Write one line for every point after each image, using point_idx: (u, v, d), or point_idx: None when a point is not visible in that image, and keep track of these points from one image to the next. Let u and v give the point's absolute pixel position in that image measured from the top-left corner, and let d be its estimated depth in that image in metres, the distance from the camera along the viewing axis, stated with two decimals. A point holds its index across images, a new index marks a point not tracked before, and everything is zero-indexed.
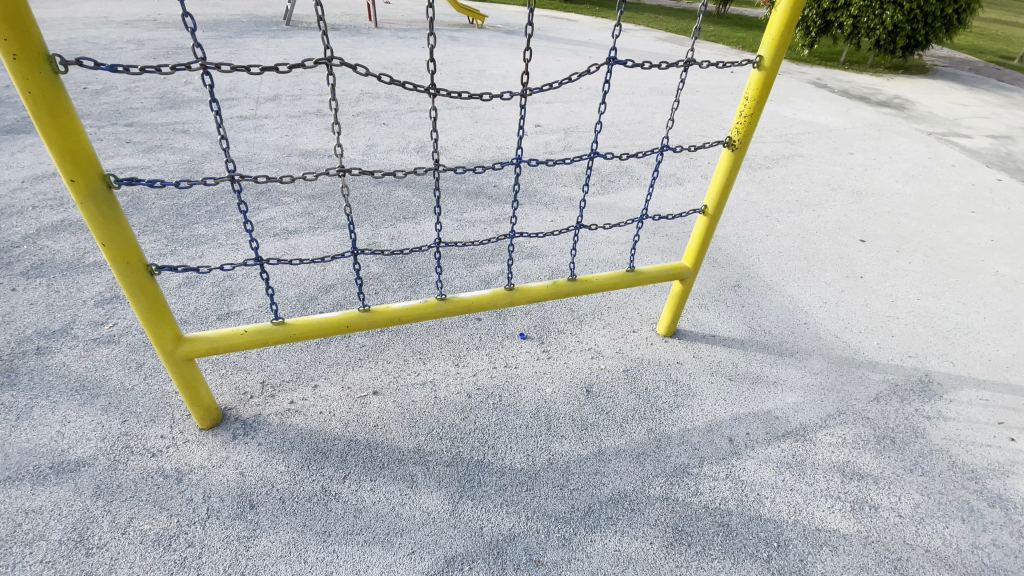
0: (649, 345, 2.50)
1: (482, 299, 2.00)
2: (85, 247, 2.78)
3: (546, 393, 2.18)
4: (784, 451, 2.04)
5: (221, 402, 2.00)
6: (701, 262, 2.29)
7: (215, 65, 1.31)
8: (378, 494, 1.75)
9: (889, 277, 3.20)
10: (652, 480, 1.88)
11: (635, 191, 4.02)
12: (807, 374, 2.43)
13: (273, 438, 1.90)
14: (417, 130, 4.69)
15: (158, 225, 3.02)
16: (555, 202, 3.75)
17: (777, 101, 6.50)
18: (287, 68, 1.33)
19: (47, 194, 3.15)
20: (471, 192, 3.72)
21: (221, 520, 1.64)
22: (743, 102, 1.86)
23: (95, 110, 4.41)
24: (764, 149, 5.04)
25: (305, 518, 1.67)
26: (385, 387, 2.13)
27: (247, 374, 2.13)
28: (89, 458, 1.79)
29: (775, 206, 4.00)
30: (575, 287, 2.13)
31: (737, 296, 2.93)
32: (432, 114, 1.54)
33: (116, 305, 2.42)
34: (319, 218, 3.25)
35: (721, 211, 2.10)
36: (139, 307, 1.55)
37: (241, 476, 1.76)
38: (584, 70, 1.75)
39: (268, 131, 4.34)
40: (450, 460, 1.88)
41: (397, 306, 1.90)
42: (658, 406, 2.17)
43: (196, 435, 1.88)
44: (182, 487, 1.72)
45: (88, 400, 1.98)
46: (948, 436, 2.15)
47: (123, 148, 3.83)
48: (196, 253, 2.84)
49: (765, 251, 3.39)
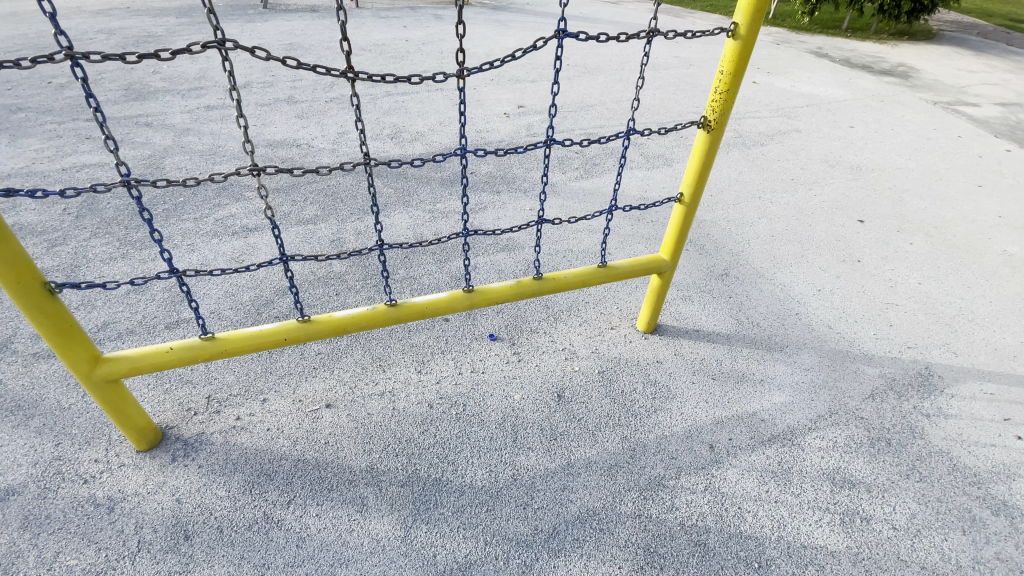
0: (628, 343, 2.34)
1: (436, 303, 1.84)
2: (31, 252, 2.61)
3: (514, 400, 2.03)
4: (769, 458, 1.89)
5: (162, 421, 1.86)
6: (679, 253, 2.11)
7: (85, 55, 1.13)
8: (324, 521, 1.61)
9: (888, 260, 3.01)
10: (624, 495, 1.74)
11: (620, 175, 3.82)
12: (797, 370, 2.27)
13: (215, 459, 1.76)
14: (392, 116, 4.49)
15: (112, 226, 2.85)
16: (535, 188, 3.56)
17: (774, 73, 6.21)
18: (166, 54, 1.12)
19: None
20: (445, 180, 3.53)
21: (152, 554, 1.51)
22: (718, 77, 1.64)
23: (56, 103, 4.21)
24: (759, 125, 4.80)
25: (244, 549, 1.53)
26: (339, 399, 1.99)
27: (192, 389, 1.99)
28: (18, 486, 1.64)
29: (769, 186, 3.79)
30: (540, 286, 1.96)
31: (724, 286, 2.76)
32: (353, 101, 1.33)
33: None
34: (284, 215, 3.08)
35: (698, 199, 1.92)
36: (41, 330, 1.39)
37: (177, 504, 1.63)
38: (532, 46, 1.53)
39: (236, 122, 4.15)
40: (405, 479, 1.74)
41: (340, 314, 1.75)
42: (634, 411, 2.02)
43: (133, 459, 1.74)
44: (114, 517, 1.58)
45: (22, 421, 1.83)
46: (949, 436, 1.99)
47: (81, 144, 3.64)
48: (149, 256, 2.68)
49: (756, 236, 3.20)
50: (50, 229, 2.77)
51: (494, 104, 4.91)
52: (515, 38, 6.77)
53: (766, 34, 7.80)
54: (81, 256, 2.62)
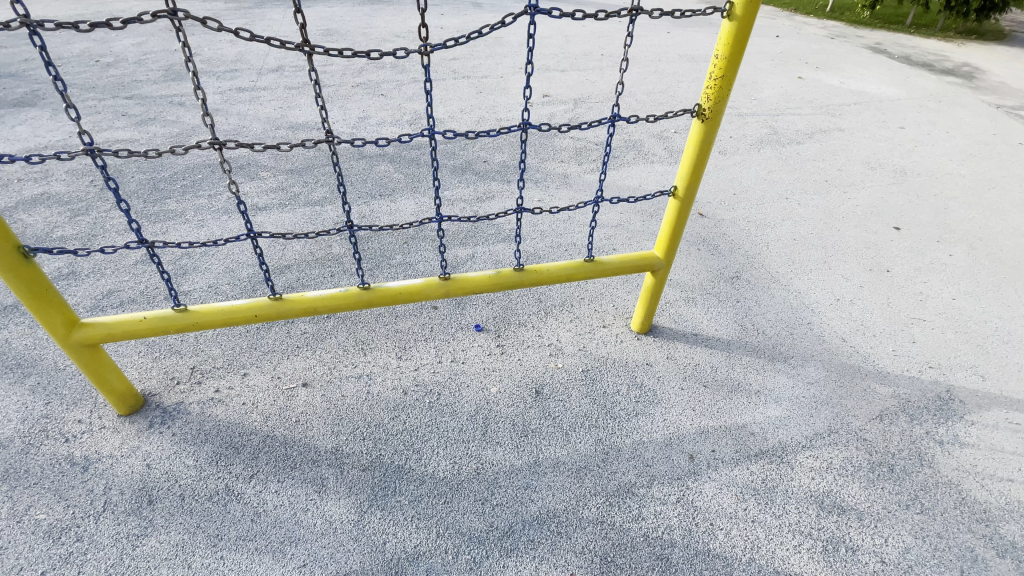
0: (618, 342, 2.25)
1: (411, 289, 1.81)
2: (55, 220, 2.75)
3: (490, 392, 1.98)
4: (752, 474, 1.77)
5: (145, 388, 1.92)
6: (673, 252, 2.00)
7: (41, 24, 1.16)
8: (282, 498, 1.62)
9: (921, 272, 2.76)
10: (588, 500, 1.66)
11: (639, 169, 3.67)
12: (800, 384, 2.11)
13: (189, 429, 1.80)
14: (414, 103, 4.49)
15: (132, 200, 2.98)
16: (547, 179, 3.48)
17: (823, 68, 5.84)
18: (117, 22, 1.13)
19: (33, 166, 3.17)
20: (457, 168, 3.50)
21: (115, 515, 1.56)
22: (713, 61, 1.53)
23: (101, 81, 4.43)
24: (798, 122, 4.52)
25: (201, 518, 1.56)
26: (316, 379, 2.00)
27: (179, 359, 2.04)
28: (5, 440, 1.73)
29: (800, 187, 3.55)
30: (521, 277, 1.90)
31: (733, 290, 2.60)
32: (312, 76, 1.31)
33: (70, 280, 2.38)
34: (293, 195, 3.14)
35: (693, 194, 1.80)
36: (19, 293, 1.44)
37: (146, 469, 1.67)
38: (499, 23, 1.47)
39: (263, 104, 4.25)
40: (368, 463, 1.73)
41: (313, 295, 1.75)
42: (613, 414, 1.94)
43: (113, 422, 1.80)
44: (87, 477, 1.64)
45: (19, 378, 1.93)
46: (962, 467, 1.80)
47: (118, 121, 3.82)
48: (160, 230, 2.78)
49: (776, 239, 3.01)
50: (76, 199, 2.91)
51: (519, 93, 4.83)
52: (550, 27, 6.64)
53: (820, 28, 7.35)
54: (100, 225, 2.75)
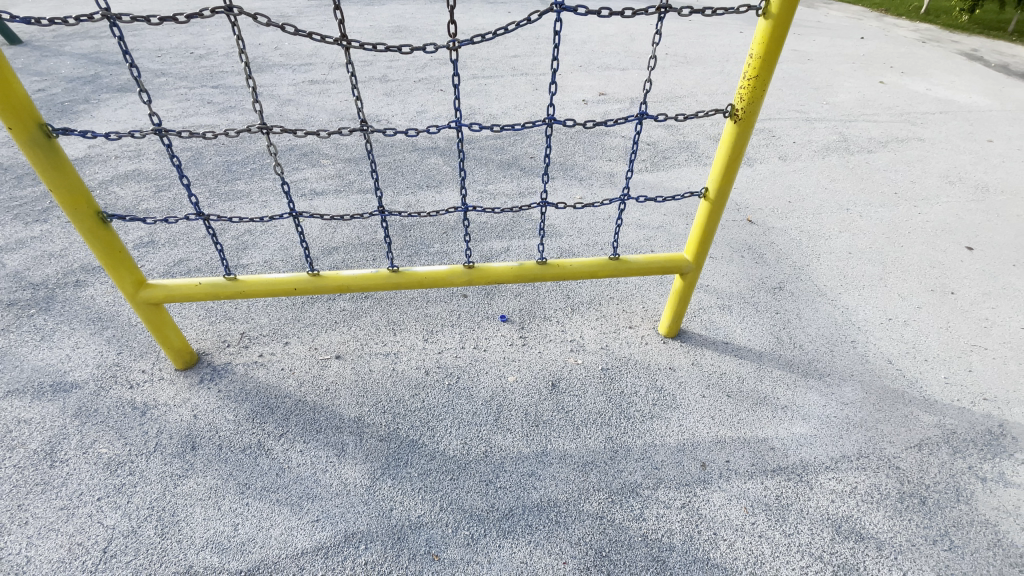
0: (643, 344, 2.23)
1: (437, 274, 1.89)
2: (142, 194, 3.09)
3: (507, 380, 2.03)
4: (766, 489, 1.71)
5: (200, 348, 2.14)
6: (703, 255, 1.96)
7: (120, 18, 1.33)
8: (305, 457, 1.76)
9: (993, 296, 2.52)
10: (590, 494, 1.68)
11: (690, 171, 3.58)
12: (832, 403, 2.00)
13: (232, 387, 1.99)
14: (471, 99, 4.60)
15: (207, 180, 3.29)
16: (592, 177, 3.48)
17: (910, 72, 5.39)
18: (181, 16, 1.30)
19: (129, 146, 3.57)
20: (503, 163, 3.57)
21: (163, 455, 1.75)
22: (748, 61, 1.51)
23: (194, 71, 4.87)
24: (872, 130, 4.21)
25: (233, 468, 1.73)
26: (348, 352, 2.14)
27: (231, 325, 2.25)
28: (82, 382, 1.99)
29: (864, 198, 3.33)
30: (544, 270, 1.93)
31: (773, 301, 2.50)
32: (347, 67, 1.41)
33: (148, 248, 2.67)
34: (348, 182, 3.33)
35: (725, 196, 1.77)
36: (97, 252, 1.66)
37: (193, 419, 1.87)
38: (527, 21, 1.51)
39: (331, 96, 4.52)
40: (385, 435, 1.83)
41: (346, 273, 1.87)
42: (627, 413, 1.94)
43: (171, 374, 2.03)
44: (143, 420, 1.86)
45: (99, 330, 2.21)
46: (1005, 508, 1.66)
47: (203, 108, 4.21)
48: (228, 207, 3.05)
49: (829, 251, 2.84)
50: (160, 176, 3.25)
51: (575, 91, 4.84)
52: (616, 26, 6.56)
53: (913, 30, 6.78)
54: (178, 201, 3.05)
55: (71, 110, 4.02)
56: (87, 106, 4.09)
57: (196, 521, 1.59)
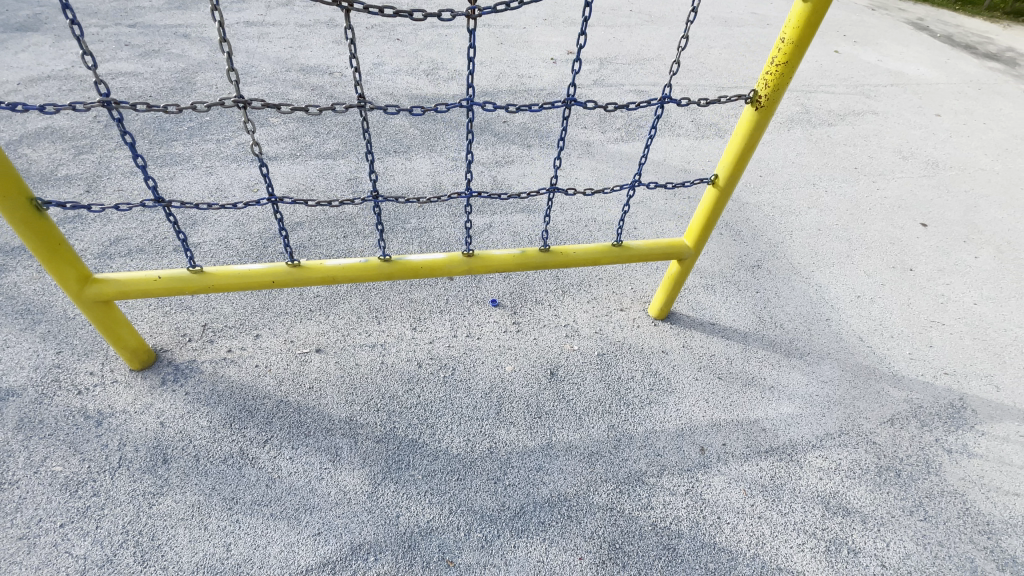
0: (635, 328, 2.22)
1: (433, 263, 1.75)
2: (59, 157, 2.63)
3: (505, 370, 1.96)
4: (761, 470, 1.79)
5: (156, 344, 1.89)
6: (703, 241, 1.95)
7: None
8: (296, 465, 1.63)
9: (944, 273, 2.72)
10: (599, 486, 1.68)
11: (665, 142, 3.54)
12: (814, 382, 2.10)
13: (202, 388, 1.79)
14: (432, 51, 4.24)
15: (137, 140, 2.85)
16: (569, 146, 3.36)
17: (861, 42, 5.54)
18: None
19: (34, 96, 3.01)
20: (475, 128, 3.35)
21: (131, 471, 1.56)
22: (778, 45, 1.44)
23: (102, 5, 4.15)
24: (831, 102, 4.31)
25: (216, 481, 1.57)
26: (330, 345, 1.98)
27: (190, 316, 2.01)
28: (16, 388, 1.70)
29: (828, 173, 3.44)
30: (546, 258, 1.83)
31: (753, 279, 2.56)
32: (348, 34, 1.19)
33: (76, 224, 2.30)
34: (305, 146, 3.00)
35: (734, 184, 1.74)
36: (30, 247, 1.38)
37: (161, 427, 1.67)
38: None
39: (273, 41, 4.01)
40: (382, 435, 1.73)
41: (332, 264, 1.69)
42: (627, 400, 1.94)
43: (126, 376, 1.78)
44: (101, 431, 1.63)
45: (28, 324, 1.89)
46: (966, 476, 1.83)
47: (120, 51, 3.61)
48: (167, 174, 2.67)
49: (801, 228, 2.93)
50: (79, 135, 2.78)
51: (542, 47, 4.58)
52: None
53: None
54: (105, 166, 2.63)
55: None
56: None
57: (181, 544, 1.43)
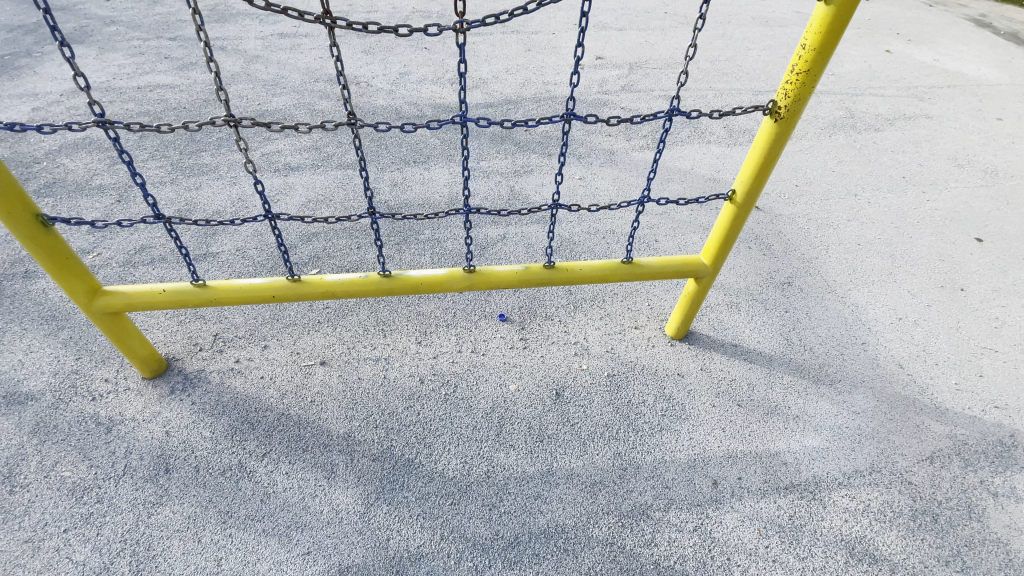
0: (650, 348, 2.11)
1: (433, 279, 1.71)
2: (96, 168, 2.77)
3: (509, 390, 1.90)
4: (779, 509, 1.65)
5: (169, 353, 1.94)
6: (721, 259, 1.83)
7: None
8: (292, 480, 1.62)
9: (1000, 293, 2.47)
10: (599, 518, 1.60)
11: (693, 150, 3.39)
12: (844, 413, 1.94)
13: (208, 398, 1.82)
14: (459, 59, 4.23)
15: (169, 151, 2.96)
16: (592, 154, 3.27)
17: (915, 41, 5.18)
18: None
19: (78, 109, 3.19)
20: (496, 137, 3.31)
21: (134, 480, 1.59)
22: (799, 52, 1.33)
23: (148, 20, 4.36)
24: (879, 105, 4.03)
25: (213, 493, 1.58)
26: (335, 358, 1.98)
27: (204, 325, 2.05)
28: (36, 393, 1.78)
29: (871, 183, 3.20)
30: (551, 275, 1.77)
31: (782, 298, 2.40)
32: (333, 52, 1.17)
33: (106, 233, 2.40)
34: (326, 156, 3.04)
35: (753, 200, 1.63)
36: (40, 260, 1.43)
37: (166, 436, 1.70)
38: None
39: (304, 52, 4.11)
40: (378, 454, 1.70)
41: (332, 278, 1.67)
42: (636, 426, 1.84)
43: (138, 384, 1.84)
44: (110, 438, 1.68)
45: (53, 331, 1.97)
46: (1016, 526, 1.63)
47: (161, 64, 3.77)
48: (193, 184, 2.76)
49: (838, 242, 2.74)
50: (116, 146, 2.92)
51: (570, 53, 4.51)
52: None
53: None
54: (137, 177, 2.75)
55: (10, 63, 3.57)
56: (28, 61, 3.63)
57: (174, 556, 1.45)
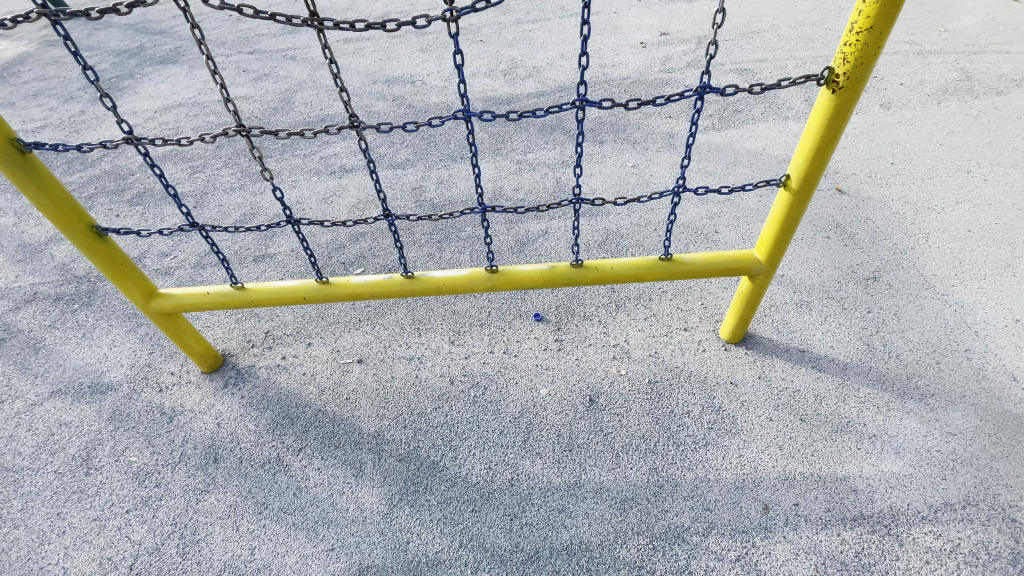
0: (699, 352, 1.92)
1: (455, 280, 1.66)
2: (179, 178, 3.07)
3: (539, 394, 1.83)
4: (843, 544, 1.43)
5: (225, 348, 2.09)
6: (778, 253, 1.62)
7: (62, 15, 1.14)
8: (322, 476, 1.67)
9: None
10: (628, 538, 1.47)
11: (766, 128, 3.05)
12: (935, 434, 1.64)
13: (255, 393, 1.93)
14: (514, 49, 4.15)
15: (240, 158, 3.19)
16: (648, 140, 3.05)
17: None
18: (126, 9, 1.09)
19: (170, 125, 3.56)
20: (546, 126, 3.20)
21: (187, 467, 1.73)
22: (859, 8, 1.16)
23: (231, 36, 4.74)
24: (1004, 63, 3.38)
25: (252, 485, 1.67)
26: (371, 356, 2.01)
27: (257, 323, 2.18)
28: (116, 384, 2.00)
29: (990, 156, 2.69)
30: (578, 274, 1.65)
31: (864, 295, 2.08)
32: (326, 55, 1.18)
33: (182, 238, 2.65)
34: (378, 156, 3.11)
35: (812, 183, 1.43)
36: (99, 266, 1.59)
37: (216, 428, 1.83)
38: None
39: (365, 55, 4.25)
40: (405, 454, 1.71)
41: (357, 279, 1.69)
42: (676, 439, 1.68)
43: (197, 378, 2.00)
44: (170, 427, 1.85)
45: (133, 328, 2.21)
46: None
47: (239, 77, 4.09)
48: (258, 188, 2.95)
49: (941, 228, 2.33)
50: (197, 157, 3.22)
51: (631, 32, 4.25)
52: None
53: None
54: (211, 184, 3.00)
55: (119, 87, 4.06)
56: (133, 83, 4.11)
57: (215, 541, 1.55)
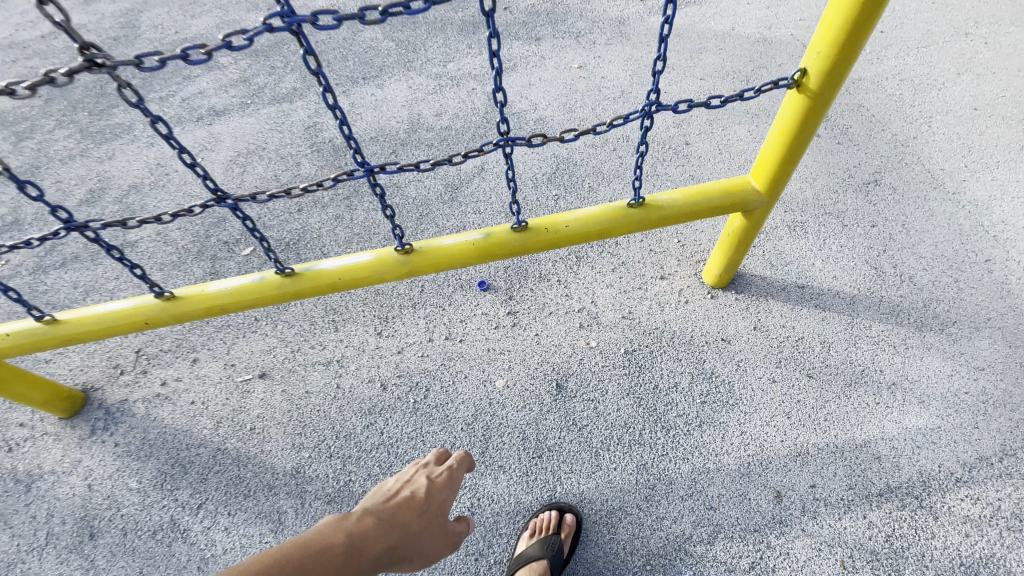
0: (682, 306, 1.57)
1: (354, 270, 1.19)
2: None
3: (494, 388, 1.46)
4: (871, 528, 1.20)
5: (86, 381, 1.61)
6: (783, 179, 1.21)
7: None
8: (233, 538, 1.31)
9: None
10: (621, 561, 1.20)
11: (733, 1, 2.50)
12: (961, 371, 1.39)
13: (133, 437, 1.50)
14: None
15: (78, 114, 2.45)
16: (594, 30, 2.46)
17: None
18: None
19: None
20: (467, 27, 2.55)
21: (55, 552, 1.33)
22: None
23: None
24: None
25: (144, 563, 1.30)
26: (277, 367, 1.58)
27: (124, 340, 1.69)
28: None
29: (990, 12, 2.27)
30: (523, 241, 1.20)
31: (866, 205, 1.74)
32: None
33: (12, 233, 2.02)
34: (258, 89, 2.42)
35: (839, 76, 1.01)
36: None
37: (88, 492, 1.42)
38: None
39: None
40: (335, 493, 1.35)
41: (215, 287, 1.19)
42: (665, 423, 1.37)
43: (54, 427, 1.53)
44: (27, 500, 1.42)
45: None
46: None
47: None
48: (106, 151, 2.27)
49: (945, 109, 1.96)
50: (20, 119, 2.46)
51: None
52: None
53: None
54: (43, 153, 2.29)
55: None
56: None
57: None
